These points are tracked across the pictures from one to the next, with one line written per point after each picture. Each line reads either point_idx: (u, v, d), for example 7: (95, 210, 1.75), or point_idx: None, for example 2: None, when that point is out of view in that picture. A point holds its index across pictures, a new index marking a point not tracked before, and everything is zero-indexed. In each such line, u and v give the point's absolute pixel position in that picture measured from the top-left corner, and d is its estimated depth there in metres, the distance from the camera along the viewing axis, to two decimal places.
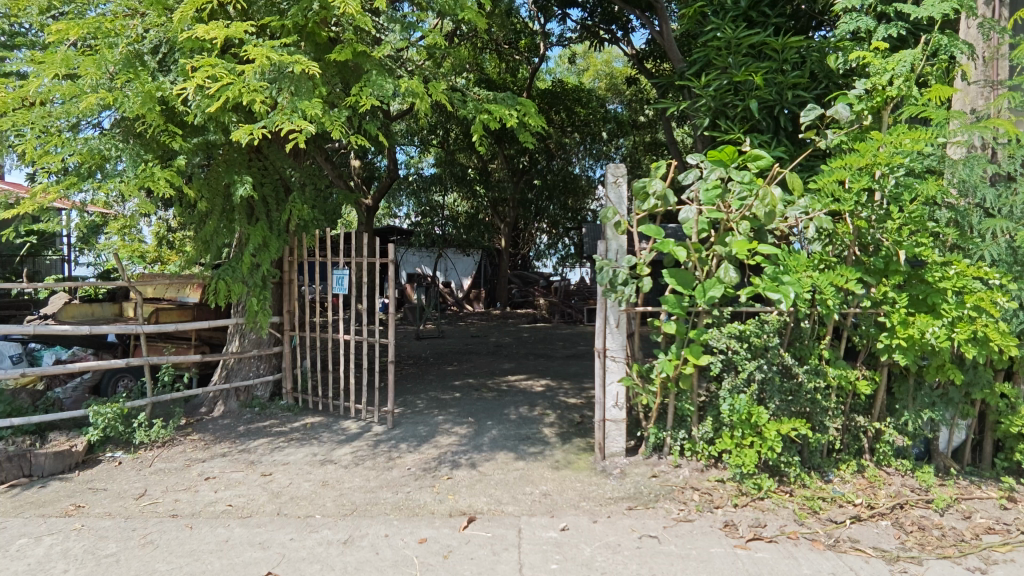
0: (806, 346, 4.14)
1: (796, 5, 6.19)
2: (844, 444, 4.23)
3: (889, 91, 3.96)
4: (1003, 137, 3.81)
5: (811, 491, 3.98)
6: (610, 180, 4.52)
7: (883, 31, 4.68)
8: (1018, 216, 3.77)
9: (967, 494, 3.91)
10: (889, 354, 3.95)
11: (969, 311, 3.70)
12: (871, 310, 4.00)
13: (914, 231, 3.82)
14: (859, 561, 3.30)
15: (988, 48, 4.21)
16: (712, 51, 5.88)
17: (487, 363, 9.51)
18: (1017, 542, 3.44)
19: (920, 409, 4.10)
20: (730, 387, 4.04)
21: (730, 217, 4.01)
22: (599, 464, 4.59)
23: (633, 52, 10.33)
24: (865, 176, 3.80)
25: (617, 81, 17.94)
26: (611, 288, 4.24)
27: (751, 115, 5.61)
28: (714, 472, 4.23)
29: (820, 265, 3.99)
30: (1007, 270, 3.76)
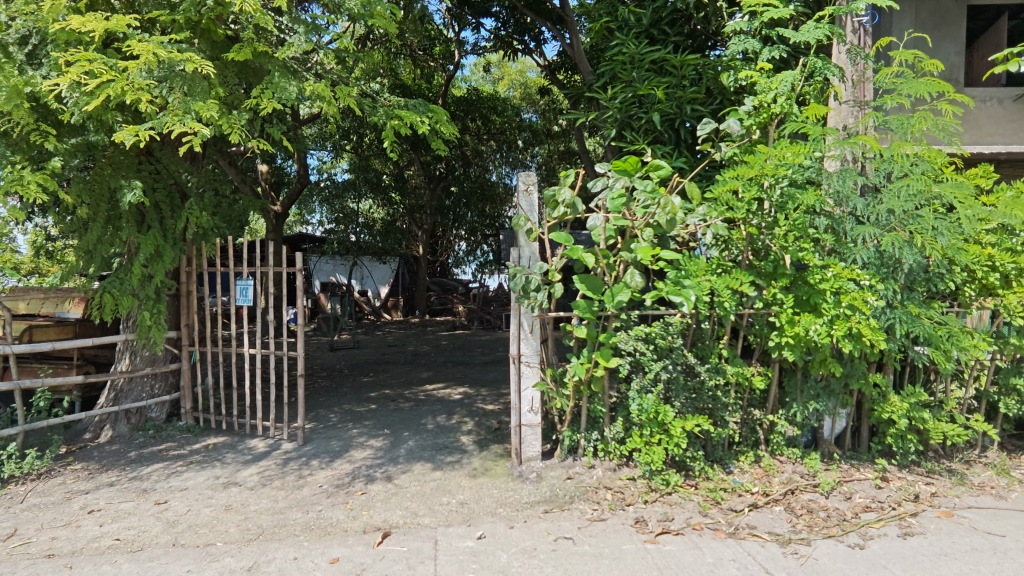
0: (707, 346, 4.38)
1: (693, 24, 6.49)
2: (743, 436, 4.50)
3: (774, 108, 4.38)
4: (870, 152, 4.17)
5: (714, 482, 4.20)
6: (521, 188, 4.58)
7: (767, 53, 5.06)
8: (885, 224, 4.09)
9: (847, 477, 4.29)
10: (779, 351, 4.27)
11: (845, 310, 4.03)
12: (763, 310, 4.31)
13: (798, 236, 4.13)
14: (756, 546, 3.52)
15: (856, 72, 4.66)
16: (618, 66, 6.21)
17: (405, 372, 9.35)
18: (890, 517, 3.79)
19: (807, 401, 4.42)
20: (638, 387, 4.24)
21: (635, 224, 4.17)
22: (516, 469, 4.62)
23: (545, 62, 10.61)
24: (755, 186, 4.11)
25: (531, 90, 18.35)
26: (523, 295, 4.32)
27: (654, 127, 5.95)
28: (625, 471, 4.38)
29: (717, 269, 4.27)
30: (875, 272, 4.13)
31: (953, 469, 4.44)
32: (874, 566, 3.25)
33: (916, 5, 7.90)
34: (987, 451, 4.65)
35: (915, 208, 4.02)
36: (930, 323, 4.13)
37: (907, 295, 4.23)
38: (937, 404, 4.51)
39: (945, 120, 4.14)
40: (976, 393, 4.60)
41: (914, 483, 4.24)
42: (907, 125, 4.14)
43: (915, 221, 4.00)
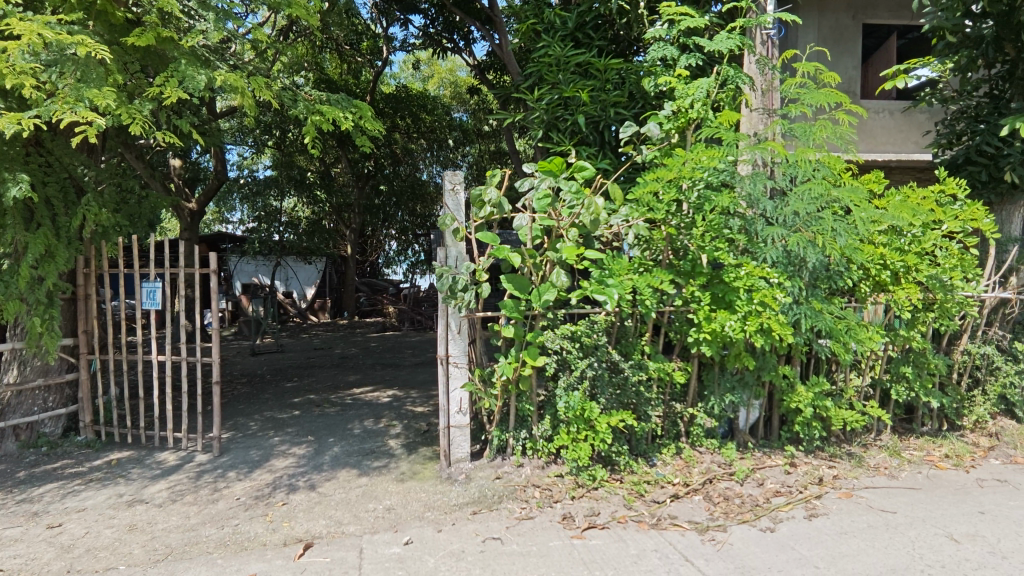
0: (631, 343, 4.50)
1: (616, 30, 6.61)
2: (665, 429, 4.66)
3: (691, 113, 4.64)
4: (778, 157, 4.41)
5: (638, 476, 4.32)
6: (447, 187, 4.52)
7: (684, 60, 5.26)
8: (792, 224, 4.34)
9: (760, 464, 4.53)
10: (697, 347, 4.46)
11: (757, 306, 4.25)
12: (682, 308, 4.47)
13: (714, 237, 4.35)
14: (676, 535, 3.64)
15: (765, 81, 4.90)
16: (545, 67, 6.28)
17: (331, 376, 9.04)
18: (798, 500, 4.03)
19: (723, 393, 4.62)
20: (565, 385, 4.30)
21: (561, 224, 4.25)
22: (444, 472, 4.57)
23: (475, 62, 10.60)
24: (673, 188, 4.26)
25: (461, 89, 18.30)
26: (451, 295, 4.27)
27: (579, 129, 6.09)
28: (553, 468, 4.44)
29: (639, 268, 4.42)
30: (784, 270, 4.38)
31: (853, 452, 4.77)
32: (784, 547, 3.44)
33: (817, 22, 8.51)
34: (881, 435, 5.01)
35: (817, 211, 4.28)
36: (831, 317, 4.41)
37: (812, 291, 4.50)
38: (838, 392, 4.84)
39: (843, 128, 4.39)
40: (872, 381, 4.95)
41: (818, 468, 4.54)
42: (810, 133, 4.41)
43: (817, 222, 4.27)
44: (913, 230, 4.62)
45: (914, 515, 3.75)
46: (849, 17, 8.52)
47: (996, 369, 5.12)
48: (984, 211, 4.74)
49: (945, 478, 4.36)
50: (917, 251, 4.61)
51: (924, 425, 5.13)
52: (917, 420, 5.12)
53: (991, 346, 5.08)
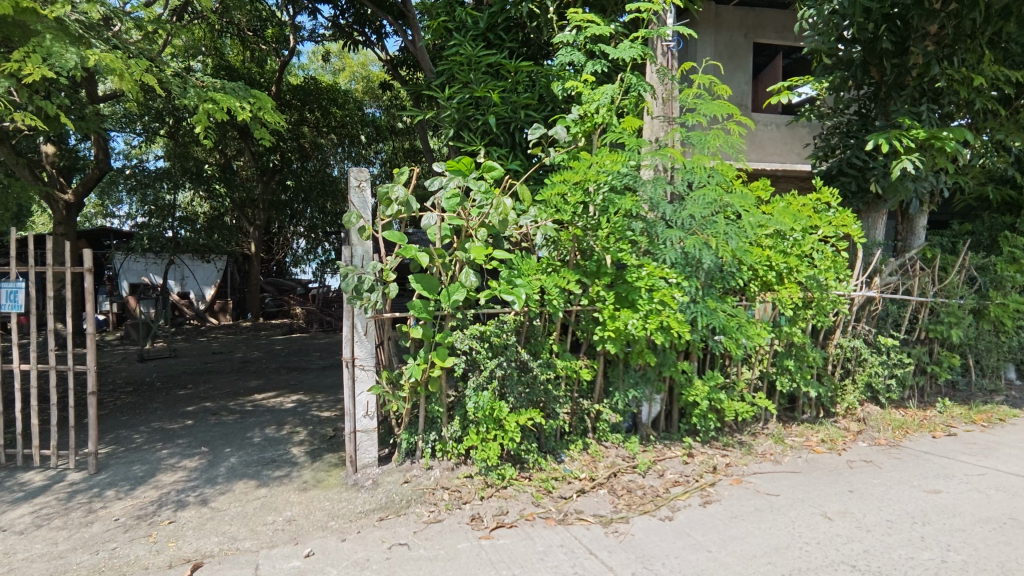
0: (539, 342, 4.57)
1: (527, 32, 6.69)
2: (573, 426, 4.77)
3: (596, 118, 4.79)
4: (676, 163, 4.63)
5: (546, 473, 4.39)
6: (353, 184, 4.37)
7: (590, 66, 5.38)
8: (689, 227, 4.52)
9: (661, 456, 4.75)
10: (602, 345, 4.60)
11: (658, 305, 4.41)
12: (588, 306, 4.59)
13: (617, 239, 4.55)
14: (582, 529, 3.73)
15: (665, 90, 5.11)
16: (456, 65, 6.21)
17: (230, 382, 8.49)
18: (694, 489, 4.25)
19: (627, 389, 4.78)
20: (474, 385, 4.28)
21: (469, 224, 4.23)
22: (351, 478, 4.42)
23: (387, 58, 10.38)
24: (580, 190, 4.45)
25: (374, 84, 17.81)
26: (357, 295, 4.15)
27: (490, 129, 6.12)
28: (463, 469, 4.40)
29: (547, 268, 4.50)
30: (682, 271, 4.59)
31: (743, 441, 5.11)
32: (681, 535, 3.61)
33: (714, 38, 9.06)
34: (768, 423, 5.40)
35: (711, 215, 4.50)
36: (723, 314, 4.69)
37: (707, 291, 4.77)
38: (731, 385, 5.17)
39: (733, 139, 4.68)
40: (761, 374, 5.32)
41: (712, 457, 4.83)
42: (705, 141, 4.63)
43: (710, 225, 4.48)
44: (795, 234, 5.01)
45: (794, 497, 4.06)
46: (742, 35, 9.15)
47: (864, 360, 5.66)
48: (854, 218, 5.22)
49: (821, 461, 4.77)
50: (798, 254, 5.00)
51: (804, 413, 5.58)
52: (798, 409, 5.57)
53: (859, 340, 5.62)
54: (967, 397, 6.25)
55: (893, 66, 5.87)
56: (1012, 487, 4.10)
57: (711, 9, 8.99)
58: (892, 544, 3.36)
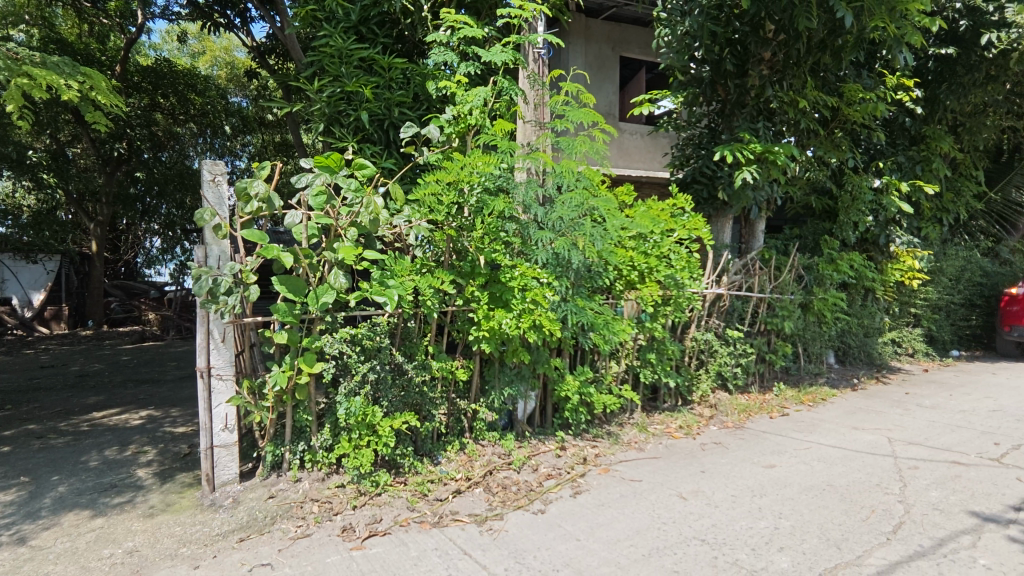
0: (414, 344, 4.49)
1: (401, 29, 6.52)
2: (449, 426, 4.76)
3: (469, 119, 4.87)
4: (547, 167, 4.79)
5: (422, 476, 4.34)
6: (207, 178, 4.01)
7: (463, 68, 5.42)
8: (558, 229, 4.70)
9: (535, 451, 4.88)
10: (478, 344, 4.63)
11: (530, 304, 4.52)
12: (464, 307, 4.62)
13: (491, 240, 4.56)
14: (457, 530, 3.73)
15: (536, 95, 5.23)
16: (325, 57, 5.93)
17: (62, 400, 7.45)
18: (565, 481, 4.42)
19: (503, 387, 4.86)
20: (345, 391, 4.10)
21: (338, 223, 4.10)
22: (208, 498, 4.06)
23: (253, 44, 9.66)
24: (454, 190, 4.45)
25: (238, 71, 16.54)
26: (211, 298, 3.78)
27: (363, 125, 5.97)
28: (334, 479, 4.21)
29: (421, 269, 4.45)
30: (553, 271, 4.75)
31: (611, 431, 5.40)
32: (552, 526, 3.73)
33: (584, 49, 9.53)
34: (633, 413, 5.76)
35: (578, 217, 4.72)
36: (592, 312, 4.94)
37: (577, 290, 4.97)
38: (600, 378, 5.43)
39: (598, 145, 4.90)
40: (627, 367, 5.66)
41: (583, 448, 5.05)
42: (572, 147, 4.85)
43: (577, 228, 4.70)
44: (654, 236, 5.38)
45: (654, 481, 4.37)
46: (609, 48, 9.72)
47: (714, 352, 6.24)
48: (704, 222, 5.72)
49: (678, 445, 5.18)
50: (657, 255, 5.37)
51: (665, 402, 6.00)
52: (660, 398, 5.99)
53: (710, 333, 6.19)
54: (797, 380, 7.10)
55: (735, 86, 6.55)
56: (830, 457, 4.73)
57: (581, 21, 9.43)
58: (735, 516, 3.73)
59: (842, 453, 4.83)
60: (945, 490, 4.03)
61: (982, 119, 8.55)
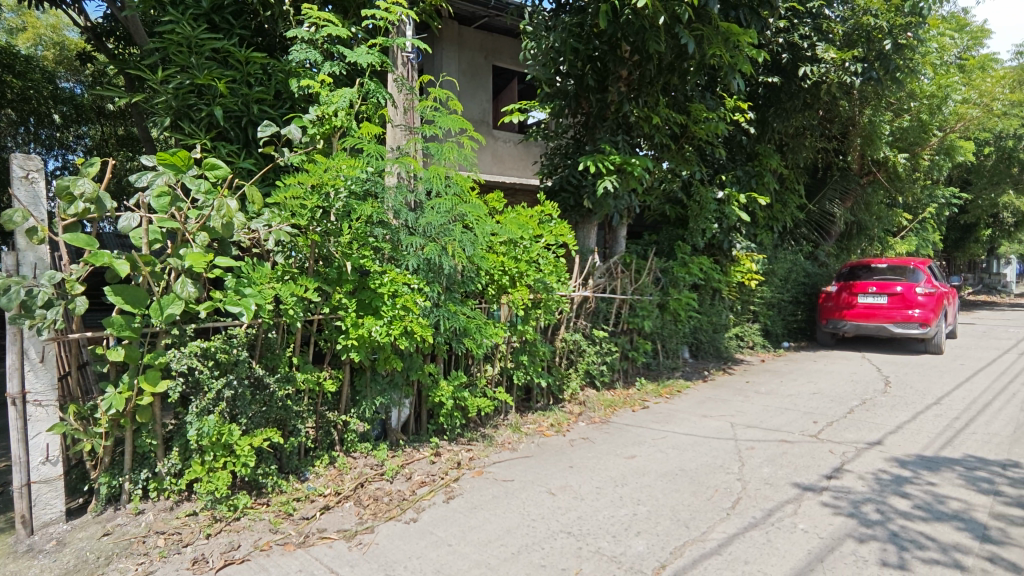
0: (276, 355, 4.23)
1: (260, 22, 6.16)
2: (318, 440, 4.55)
3: (334, 120, 4.75)
4: (417, 172, 4.77)
5: (287, 495, 4.11)
6: (17, 174, 3.49)
7: (327, 67, 5.29)
8: (428, 234, 4.70)
9: (410, 459, 4.82)
10: (346, 353, 4.47)
11: (401, 310, 4.48)
12: (331, 315, 4.45)
13: (360, 245, 4.45)
14: (323, 549, 3.56)
15: (406, 99, 5.13)
16: (171, 45, 5.36)
17: None
18: (438, 487, 4.40)
19: (374, 396, 4.74)
20: (196, 410, 3.74)
21: (187, 227, 3.77)
22: (24, 543, 3.52)
23: (87, 24, 8.55)
24: (317, 193, 4.24)
25: (69, 53, 14.57)
26: (24, 314, 3.30)
27: (217, 122, 5.56)
28: (185, 507, 3.85)
29: (283, 276, 4.22)
30: (425, 277, 4.72)
31: (485, 434, 5.47)
32: (424, 534, 3.70)
33: (457, 56, 9.65)
34: (508, 414, 5.89)
35: (448, 223, 4.75)
36: (464, 317, 4.97)
37: (449, 295, 4.98)
38: (474, 382, 5.50)
39: (467, 152, 4.94)
40: (501, 369, 5.79)
41: (458, 452, 5.07)
42: (442, 152, 4.86)
43: (447, 233, 4.73)
44: (524, 242, 5.51)
45: (525, 480, 4.50)
46: (482, 56, 9.94)
47: (582, 351, 6.57)
48: (568, 229, 5.96)
49: (549, 443, 5.38)
50: (527, 260, 5.52)
51: (538, 401, 6.21)
52: (533, 399, 6.19)
53: (578, 334, 6.52)
54: (657, 374, 7.68)
55: (596, 101, 7.01)
56: (682, 444, 5.17)
57: (453, 28, 9.55)
58: (599, 507, 3.95)
59: (693, 439, 5.31)
60: (774, 466, 4.58)
61: (801, 141, 9.85)
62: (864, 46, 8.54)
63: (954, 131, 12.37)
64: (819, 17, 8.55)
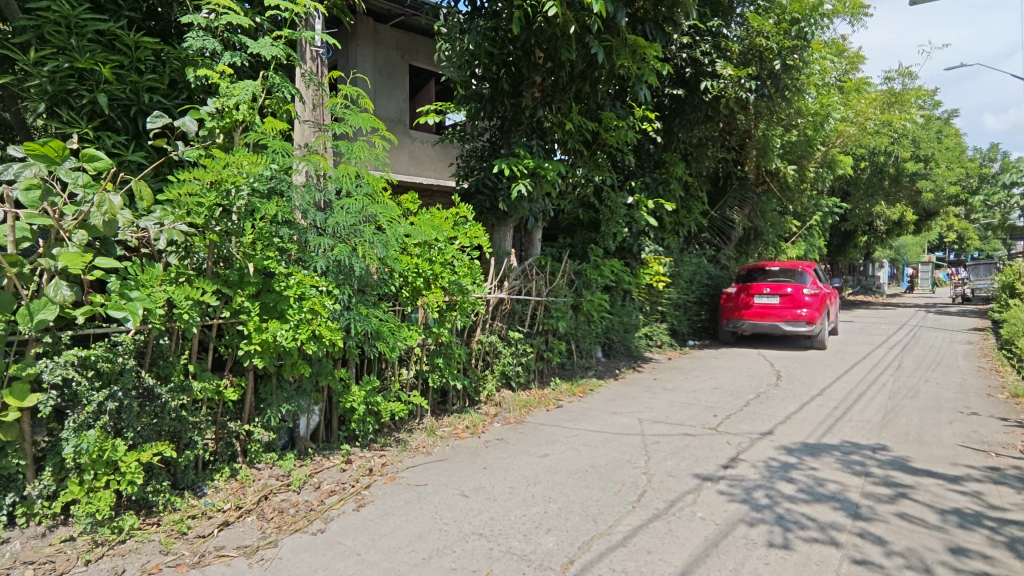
0: (169, 363, 3.93)
1: (152, 4, 5.74)
2: (218, 453, 4.29)
3: (235, 114, 4.45)
4: (326, 171, 4.63)
5: (181, 512, 3.84)
6: None
7: (227, 58, 5.01)
8: (338, 235, 4.59)
9: (319, 468, 4.65)
10: (249, 359, 4.25)
11: (308, 314, 4.32)
12: (232, 319, 4.22)
13: (264, 245, 4.24)
14: (220, 568, 3.34)
15: (315, 95, 4.99)
16: (47, 24, 4.87)
17: None
18: (348, 495, 4.27)
19: (280, 404, 4.52)
20: (74, 425, 3.42)
21: (62, 224, 3.44)
22: None
23: None
24: (216, 191, 3.96)
25: None
26: None
27: (101, 110, 5.11)
28: (59, 532, 3.52)
29: (177, 279, 3.93)
30: (334, 279, 4.59)
31: (399, 439, 5.39)
32: (331, 544, 3.58)
33: (373, 54, 9.44)
34: (422, 418, 5.83)
35: (358, 224, 4.66)
36: (376, 320, 4.87)
37: (360, 297, 4.85)
38: (387, 386, 5.39)
39: (378, 151, 4.86)
40: (415, 373, 5.72)
41: (370, 459, 4.94)
42: (352, 150, 4.75)
43: (357, 234, 4.64)
44: (439, 243, 5.42)
45: (439, 483, 4.46)
46: (398, 55, 9.78)
47: (498, 353, 6.63)
48: (483, 231, 5.95)
49: (464, 445, 5.37)
50: (441, 262, 5.44)
51: (454, 404, 6.19)
52: (449, 401, 6.16)
53: (494, 335, 6.56)
54: (571, 374, 7.88)
55: (511, 105, 7.11)
56: (593, 441, 5.34)
57: (368, 25, 9.33)
58: (511, 506, 3.99)
59: (603, 436, 5.49)
60: (677, 458, 4.82)
61: (703, 151, 10.45)
62: (758, 65, 9.17)
63: (835, 146, 13.58)
64: (718, 35, 9.09)
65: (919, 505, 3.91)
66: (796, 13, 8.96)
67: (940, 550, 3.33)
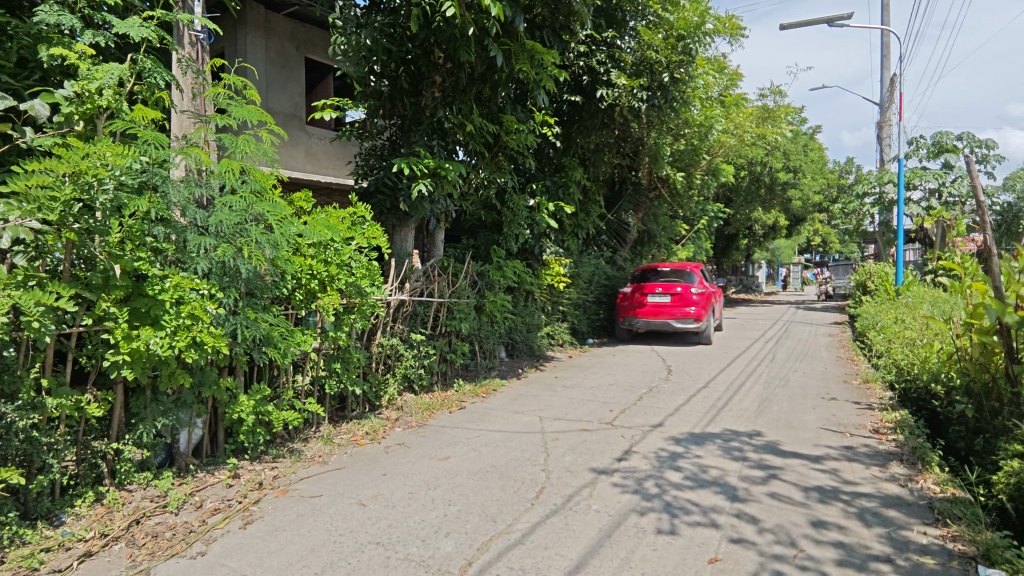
0: (16, 378, 3.47)
1: None
2: (80, 476, 3.86)
3: (97, 100, 4.00)
4: (206, 166, 4.32)
5: (32, 546, 3.41)
6: None
7: (88, 37, 4.56)
8: (221, 234, 4.26)
9: (201, 485, 4.31)
10: (116, 370, 3.85)
11: (187, 319, 3.98)
12: (95, 327, 3.80)
13: (134, 244, 3.86)
14: None
15: (195, 84, 4.64)
16: None
17: None
18: (234, 512, 3.99)
19: (154, 419, 4.13)
20: None
21: None
22: None
23: None
24: (74, 183, 3.53)
25: None
26: None
27: None
28: None
29: (24, 282, 3.48)
30: (217, 281, 4.25)
31: (293, 449, 5.13)
32: (213, 567, 3.33)
33: (264, 43, 8.93)
34: (319, 426, 5.58)
35: (242, 223, 4.35)
36: (265, 325, 4.58)
37: (248, 301, 4.55)
38: (279, 394, 5.09)
39: (265, 147, 4.59)
40: (311, 379, 5.45)
41: (260, 473, 4.65)
42: (235, 145, 4.44)
43: (243, 234, 4.33)
44: (335, 244, 5.19)
45: (334, 493, 4.29)
46: (292, 47, 9.33)
47: (400, 356, 6.51)
48: (382, 232, 5.79)
49: (363, 452, 5.21)
50: (337, 263, 5.21)
51: (353, 410, 5.99)
52: (348, 407, 5.95)
53: (395, 338, 6.42)
54: (474, 375, 7.91)
55: (410, 104, 7.02)
56: (494, 441, 5.37)
57: (258, 13, 8.81)
58: (410, 512, 3.92)
59: (504, 435, 5.54)
60: (575, 454, 4.96)
61: (601, 156, 10.81)
62: (648, 77, 9.68)
63: (718, 156, 14.67)
64: (613, 46, 9.50)
65: (787, 484, 4.30)
66: (682, 30, 9.45)
67: (804, 524, 3.68)
